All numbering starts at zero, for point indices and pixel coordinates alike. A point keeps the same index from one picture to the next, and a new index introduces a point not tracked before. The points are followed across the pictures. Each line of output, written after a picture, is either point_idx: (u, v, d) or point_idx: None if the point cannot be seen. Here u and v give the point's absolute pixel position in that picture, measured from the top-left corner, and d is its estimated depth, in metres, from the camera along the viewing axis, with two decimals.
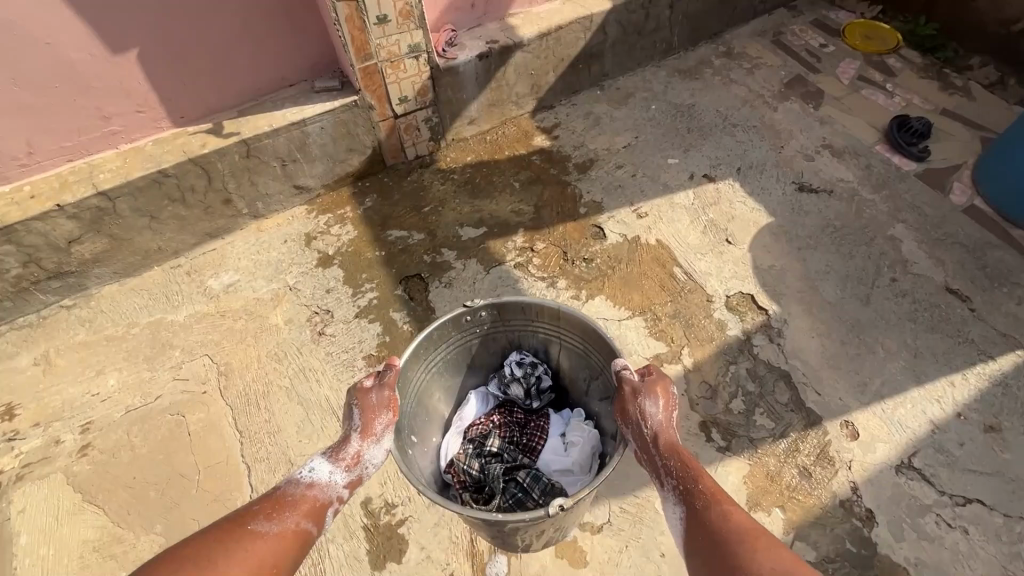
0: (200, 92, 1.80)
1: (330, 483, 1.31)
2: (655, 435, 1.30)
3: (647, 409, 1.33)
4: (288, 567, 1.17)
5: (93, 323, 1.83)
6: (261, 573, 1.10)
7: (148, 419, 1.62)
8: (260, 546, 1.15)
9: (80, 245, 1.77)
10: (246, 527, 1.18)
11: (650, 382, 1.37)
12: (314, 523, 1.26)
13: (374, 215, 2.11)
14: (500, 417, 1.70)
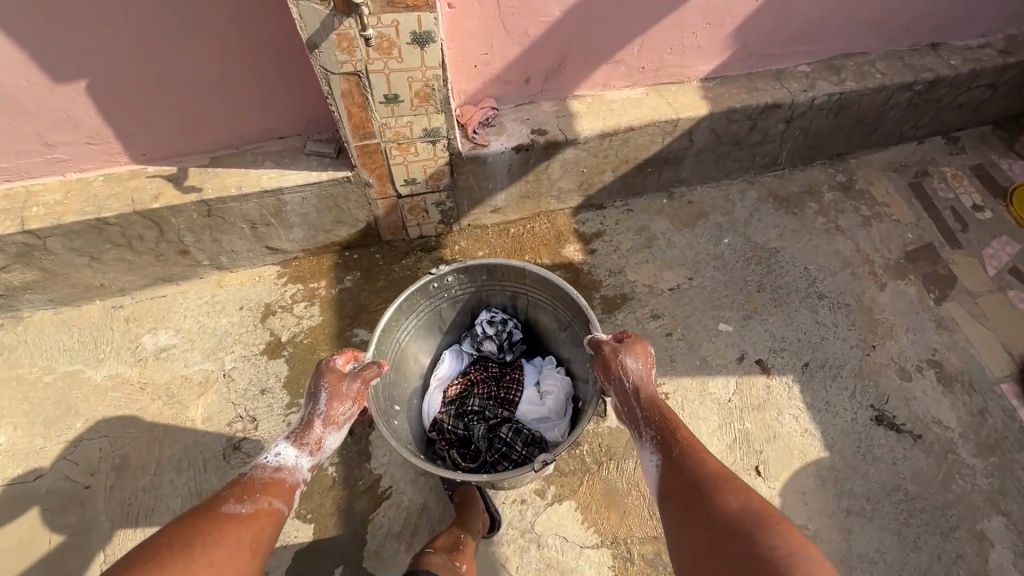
0: (166, 132, 1.49)
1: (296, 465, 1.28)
2: (638, 389, 1.30)
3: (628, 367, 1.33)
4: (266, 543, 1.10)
5: (11, 356, 1.64)
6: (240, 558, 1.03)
7: (20, 504, 1.43)
8: (233, 530, 1.08)
9: (6, 273, 1.55)
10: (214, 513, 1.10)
11: (625, 349, 1.35)
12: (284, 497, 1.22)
13: (348, 301, 1.78)
14: (473, 374, 1.83)
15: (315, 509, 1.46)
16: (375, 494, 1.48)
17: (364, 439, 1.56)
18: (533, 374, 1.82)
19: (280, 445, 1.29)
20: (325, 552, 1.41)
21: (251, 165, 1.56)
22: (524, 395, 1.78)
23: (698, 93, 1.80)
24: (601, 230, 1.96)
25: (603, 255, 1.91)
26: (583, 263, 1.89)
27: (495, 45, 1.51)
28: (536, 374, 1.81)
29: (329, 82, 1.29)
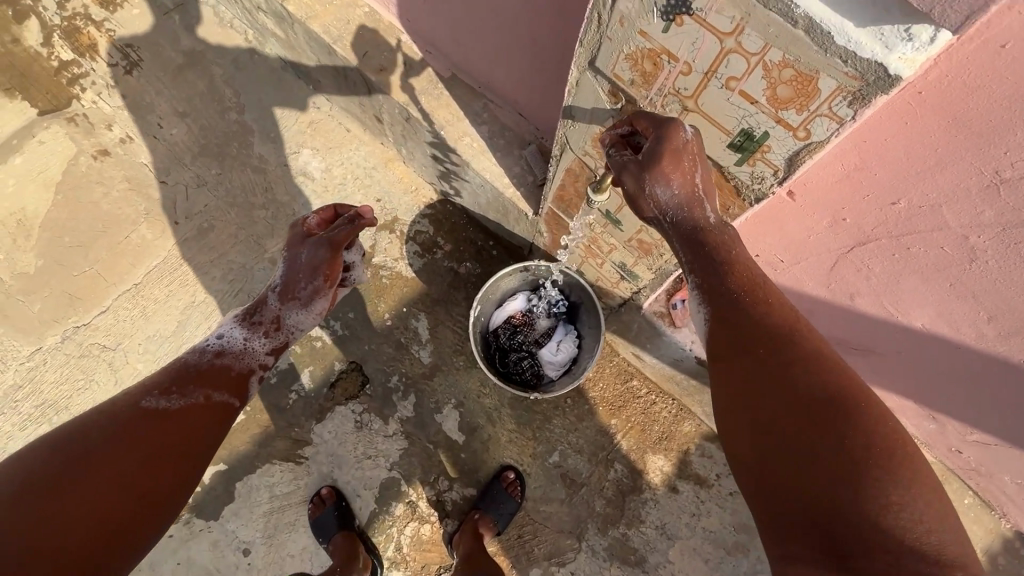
0: (435, 25, 1.25)
1: (246, 347, 1.19)
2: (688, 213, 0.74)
3: (660, 198, 0.73)
4: (215, 435, 1.01)
5: (231, 72, 1.76)
6: (177, 454, 0.94)
7: (141, 191, 1.65)
8: (162, 425, 0.95)
9: (264, 17, 1.57)
10: (144, 414, 0.95)
11: (654, 135, 0.66)
12: (216, 393, 1.09)
13: (446, 282, 1.61)
14: (519, 328, 1.41)
15: (252, 407, 1.49)
16: (293, 450, 1.48)
17: (334, 400, 1.52)
18: (561, 334, 1.41)
19: (225, 327, 1.19)
20: (228, 443, 1.47)
21: (470, 118, 1.31)
22: (550, 353, 1.39)
23: (987, 540, 1.15)
24: (706, 480, 1.47)
25: (677, 506, 1.46)
26: (651, 489, 1.46)
27: (800, 265, 0.96)
28: (568, 335, 1.41)
29: (563, 151, 0.92)
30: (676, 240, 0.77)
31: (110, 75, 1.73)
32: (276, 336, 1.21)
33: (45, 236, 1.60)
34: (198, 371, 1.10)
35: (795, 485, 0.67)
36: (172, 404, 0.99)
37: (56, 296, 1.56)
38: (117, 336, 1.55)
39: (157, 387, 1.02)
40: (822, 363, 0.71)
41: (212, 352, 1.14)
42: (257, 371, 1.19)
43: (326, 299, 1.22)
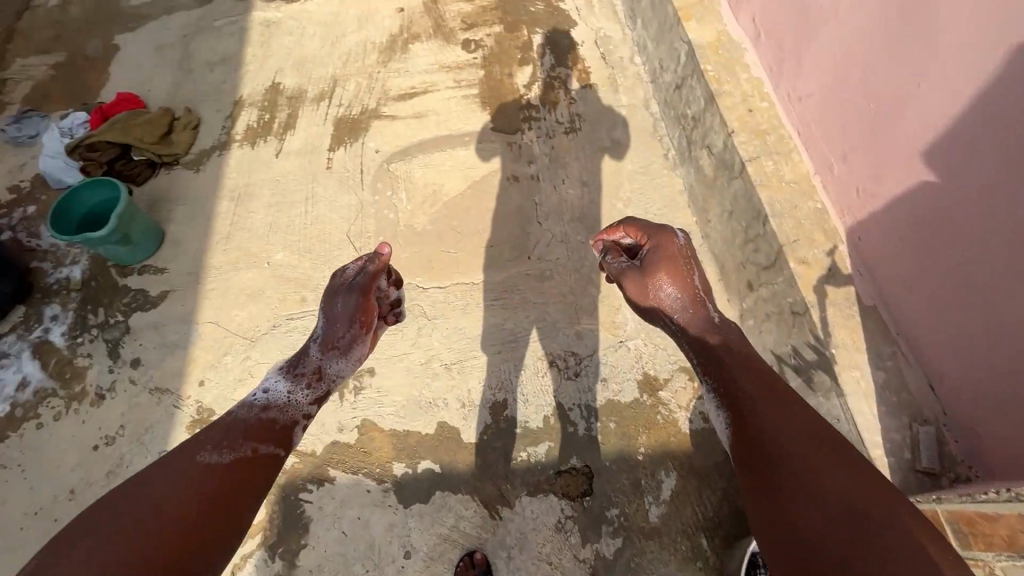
0: (896, 261, 1.28)
1: (290, 397, 1.45)
2: (697, 341, 1.28)
3: (666, 296, 1.34)
4: (257, 482, 1.21)
5: (638, 173, 1.99)
6: (221, 501, 1.13)
7: (521, 219, 1.94)
8: (213, 475, 1.16)
9: (707, 156, 1.76)
10: (200, 465, 1.17)
11: (650, 256, 1.36)
12: (263, 446, 1.29)
13: (714, 461, 1.52)
14: None
15: (490, 439, 1.59)
16: (495, 502, 1.52)
17: (552, 487, 1.52)
18: None
19: (275, 379, 1.47)
20: (454, 453, 1.58)
21: None
22: None
23: None
24: None
25: None
26: None
27: None
28: None
29: None
30: (662, 322, 1.37)
31: (554, 127, 2.12)
32: (315, 386, 1.48)
33: (443, 211, 1.97)
34: (251, 426, 1.33)
35: (808, 550, 0.87)
36: (225, 461, 1.20)
37: (421, 255, 1.89)
38: (436, 309, 1.79)
39: (212, 442, 1.23)
40: (812, 437, 1.00)
41: (261, 408, 1.39)
42: (301, 420, 1.42)
43: (360, 344, 1.55)
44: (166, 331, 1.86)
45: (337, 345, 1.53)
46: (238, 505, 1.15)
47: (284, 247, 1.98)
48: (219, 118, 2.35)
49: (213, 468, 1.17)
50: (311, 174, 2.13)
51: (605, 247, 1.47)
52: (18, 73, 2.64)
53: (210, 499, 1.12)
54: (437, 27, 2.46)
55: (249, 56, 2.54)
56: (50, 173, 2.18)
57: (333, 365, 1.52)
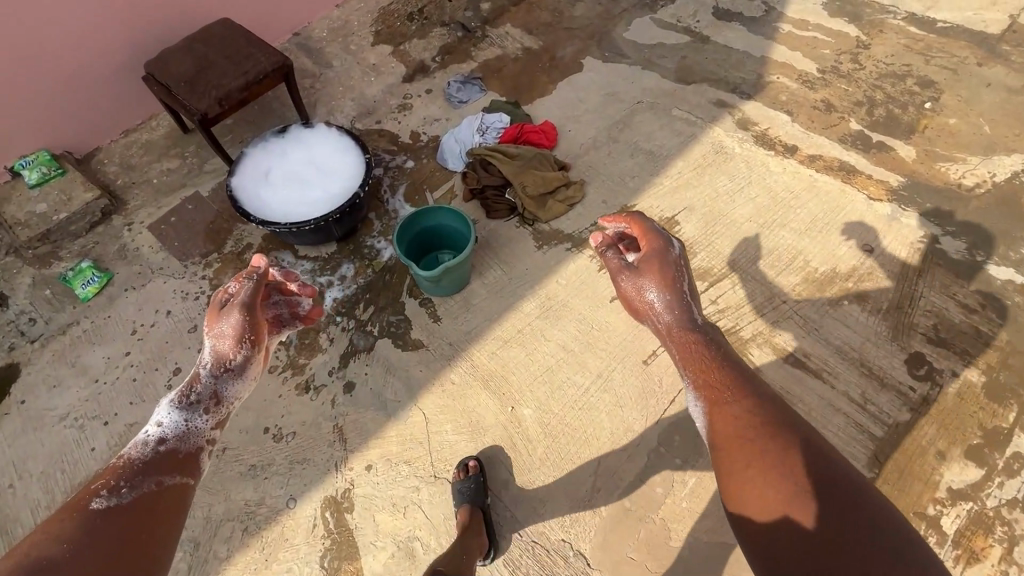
0: None
1: (189, 427, 1.33)
2: (671, 309, 1.31)
3: (653, 296, 1.33)
4: (178, 502, 1.17)
5: None
6: (149, 532, 1.07)
7: None
8: (120, 515, 1.06)
9: None
10: (91, 510, 1.04)
11: (643, 259, 1.37)
12: (168, 478, 1.21)
13: None
14: None
15: None
16: None
17: None
18: None
19: (163, 411, 1.33)
20: None
21: None
22: None
23: None
24: None
25: None
26: None
27: None
28: None
29: None
30: (674, 311, 1.30)
31: None
32: (216, 412, 1.38)
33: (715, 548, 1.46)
34: (143, 463, 1.21)
35: (760, 498, 0.89)
36: (125, 501, 1.10)
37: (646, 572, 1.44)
38: None
39: (101, 486, 1.11)
40: (763, 425, 0.98)
41: (157, 443, 1.28)
42: (203, 451, 1.33)
43: (254, 363, 1.46)
44: (390, 379, 1.74)
45: (231, 367, 1.43)
46: (164, 529, 1.10)
47: (537, 404, 1.68)
48: (598, 210, 2.09)
49: (105, 513, 1.05)
50: (624, 349, 1.75)
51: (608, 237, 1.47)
52: (497, 32, 2.75)
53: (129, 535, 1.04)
54: (897, 307, 1.79)
55: (675, 169, 2.20)
56: (443, 150, 2.25)
57: (232, 383, 1.43)
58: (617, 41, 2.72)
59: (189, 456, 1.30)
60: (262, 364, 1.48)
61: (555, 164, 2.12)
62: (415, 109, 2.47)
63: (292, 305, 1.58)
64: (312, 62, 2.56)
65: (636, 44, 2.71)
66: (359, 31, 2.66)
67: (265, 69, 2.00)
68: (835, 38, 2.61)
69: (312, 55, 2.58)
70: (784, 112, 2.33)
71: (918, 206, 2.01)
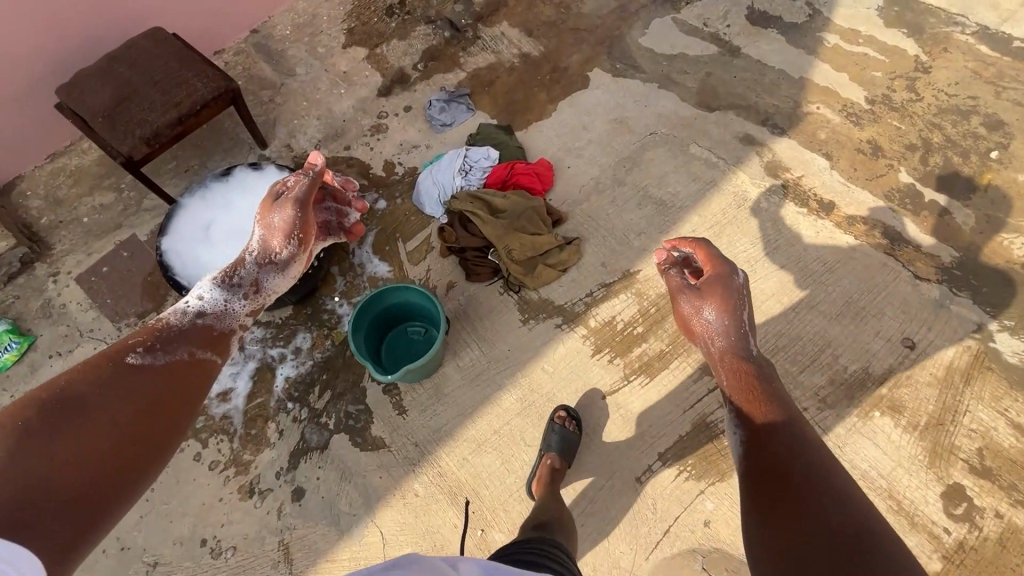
0: None
1: (228, 308, 1.37)
2: (725, 335, 1.33)
3: (708, 316, 1.35)
4: (197, 385, 1.18)
5: None
6: (177, 396, 1.11)
7: None
8: (153, 371, 1.11)
9: None
10: (128, 363, 1.08)
11: (706, 281, 1.37)
12: (200, 352, 1.25)
13: None
14: None
15: None
16: None
17: None
18: None
19: (207, 284, 1.36)
20: None
21: None
22: None
23: None
24: None
25: None
26: None
27: None
28: None
29: None
30: (727, 337, 1.32)
31: None
32: (254, 298, 1.41)
33: None
34: (180, 333, 1.26)
35: (762, 499, 0.95)
36: (160, 363, 1.14)
37: None
38: None
39: (139, 344, 1.15)
40: (797, 458, 0.98)
41: (196, 315, 1.32)
42: (238, 329, 1.38)
43: (297, 262, 1.51)
44: (345, 487, 1.52)
45: (275, 263, 1.47)
46: (188, 406, 1.12)
47: (510, 527, 1.47)
48: (595, 276, 1.80)
49: (138, 367, 1.09)
50: (613, 463, 1.55)
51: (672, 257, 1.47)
52: (491, 34, 2.35)
53: (145, 411, 1.03)
54: (935, 424, 1.54)
55: (686, 227, 1.89)
56: (419, 190, 1.93)
57: (273, 275, 1.48)
58: (632, 49, 2.32)
59: (225, 328, 1.35)
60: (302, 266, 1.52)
61: (546, 214, 1.85)
62: (391, 132, 2.12)
63: (342, 215, 1.65)
64: (272, 67, 2.19)
65: (653, 54, 2.30)
66: (329, 29, 2.27)
67: (204, 96, 1.66)
68: (890, 56, 2.20)
69: (272, 59, 2.20)
70: (821, 155, 1.98)
71: (972, 290, 1.71)
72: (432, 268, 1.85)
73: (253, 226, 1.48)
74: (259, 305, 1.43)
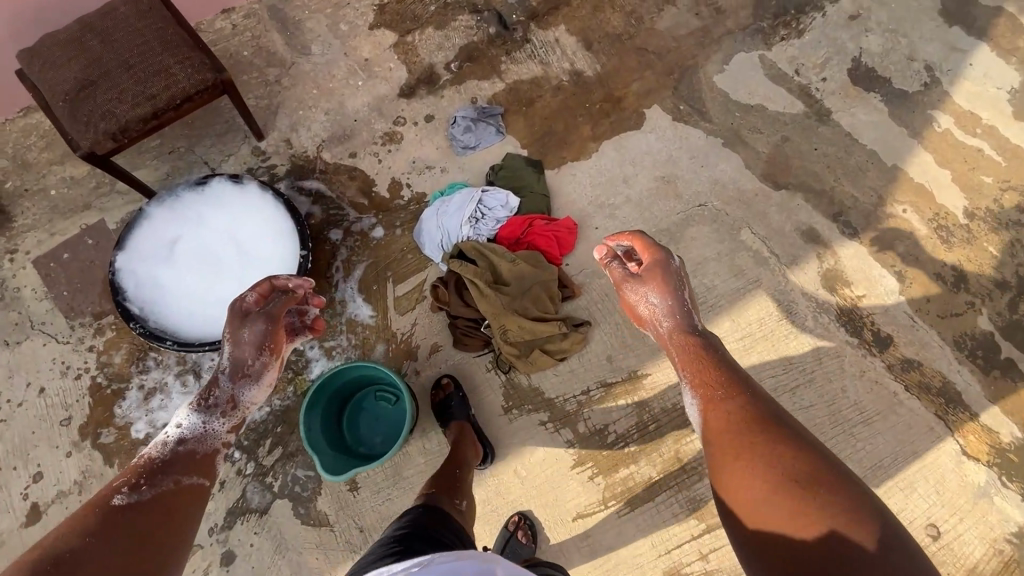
0: None
1: (204, 430, 1.20)
2: (660, 308, 1.30)
3: (653, 299, 1.30)
4: (191, 521, 1.06)
5: None
6: (163, 542, 0.99)
7: None
8: (139, 516, 0.99)
9: None
10: (113, 509, 0.98)
11: (648, 264, 1.32)
12: (188, 477, 1.11)
13: None
14: None
15: None
16: None
17: None
18: None
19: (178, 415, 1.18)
20: None
21: None
22: None
23: None
24: None
25: None
26: None
27: None
28: None
29: None
30: (667, 308, 1.29)
31: None
32: (234, 415, 1.23)
33: None
34: (165, 460, 1.13)
35: (743, 503, 0.94)
36: (145, 499, 1.02)
37: None
38: None
39: (124, 483, 1.04)
40: (752, 423, 1.01)
41: (176, 443, 1.16)
42: (217, 450, 1.21)
43: (272, 371, 1.32)
44: (278, 561, 1.42)
45: (249, 373, 1.28)
46: (178, 549, 1.00)
47: None
48: (597, 371, 1.59)
49: (121, 512, 0.98)
50: None
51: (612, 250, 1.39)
52: (542, 39, 2.00)
53: (125, 558, 0.92)
54: None
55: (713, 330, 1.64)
56: (421, 227, 1.68)
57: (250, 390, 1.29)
58: (702, 88, 1.96)
59: (204, 454, 1.18)
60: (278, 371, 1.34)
61: (558, 287, 1.61)
62: (405, 144, 1.85)
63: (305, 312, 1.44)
64: (284, 39, 1.89)
65: (726, 100, 1.94)
66: (357, 3, 1.94)
67: (185, 89, 1.42)
68: (1009, 158, 1.82)
69: (286, 29, 1.90)
70: (892, 273, 1.68)
71: (1022, 481, 1.48)
72: (418, 323, 1.64)
73: (221, 341, 1.29)
74: (237, 421, 1.26)
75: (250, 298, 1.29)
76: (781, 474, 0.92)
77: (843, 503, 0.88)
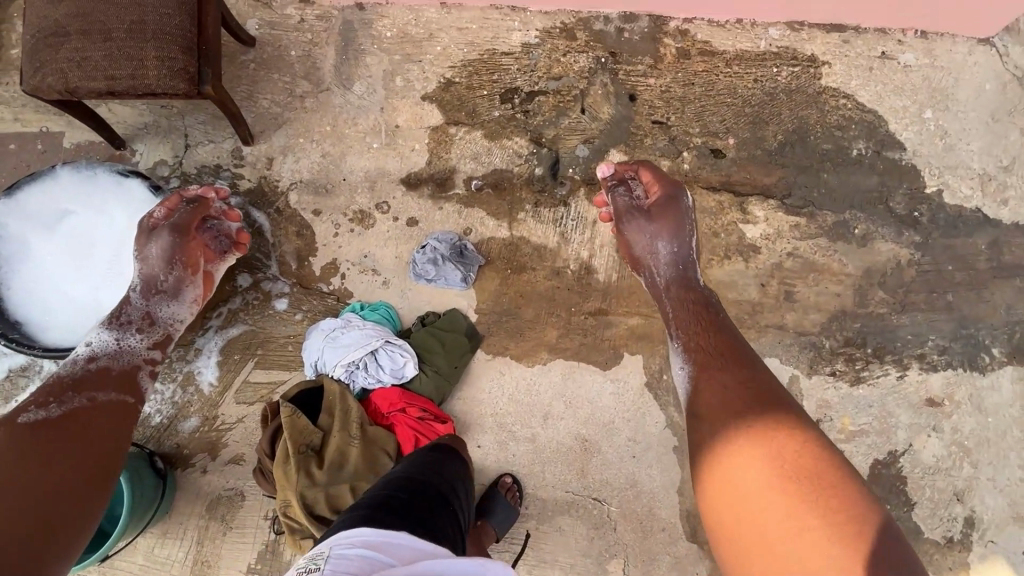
0: None
1: (121, 348, 1.24)
2: (669, 265, 1.44)
3: (661, 249, 1.45)
4: (118, 418, 1.13)
5: None
6: (92, 438, 1.05)
7: None
8: (59, 426, 1.04)
9: None
10: (30, 425, 1.02)
11: (657, 205, 1.47)
12: (103, 393, 1.14)
13: None
14: None
15: None
16: None
17: None
18: None
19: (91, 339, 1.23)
20: None
21: None
22: None
23: None
24: None
25: None
26: None
27: None
28: None
29: None
30: (671, 256, 1.44)
31: None
32: (153, 332, 1.29)
33: None
34: (72, 381, 1.14)
35: (737, 458, 1.03)
36: (57, 415, 1.06)
37: None
38: None
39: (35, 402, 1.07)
40: (747, 380, 1.13)
41: (86, 362, 1.20)
42: (143, 369, 1.25)
43: (191, 285, 1.35)
44: None
45: (165, 288, 1.32)
46: (110, 445, 1.07)
47: None
48: None
49: (38, 428, 1.02)
50: None
51: (619, 176, 1.55)
52: (581, 212, 1.71)
53: (46, 454, 0.98)
54: None
55: None
56: (313, 332, 1.50)
57: (175, 304, 1.34)
58: None
59: (127, 373, 1.22)
60: (202, 291, 1.37)
61: None
62: (370, 233, 1.65)
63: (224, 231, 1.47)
64: (336, 61, 1.72)
65: None
66: (428, 68, 1.74)
67: (150, 87, 1.28)
68: None
69: (344, 53, 1.73)
70: None
71: None
72: (245, 423, 1.48)
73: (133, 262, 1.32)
74: (162, 338, 1.30)
75: (162, 214, 1.32)
76: (767, 424, 1.04)
77: (820, 451, 1.01)
